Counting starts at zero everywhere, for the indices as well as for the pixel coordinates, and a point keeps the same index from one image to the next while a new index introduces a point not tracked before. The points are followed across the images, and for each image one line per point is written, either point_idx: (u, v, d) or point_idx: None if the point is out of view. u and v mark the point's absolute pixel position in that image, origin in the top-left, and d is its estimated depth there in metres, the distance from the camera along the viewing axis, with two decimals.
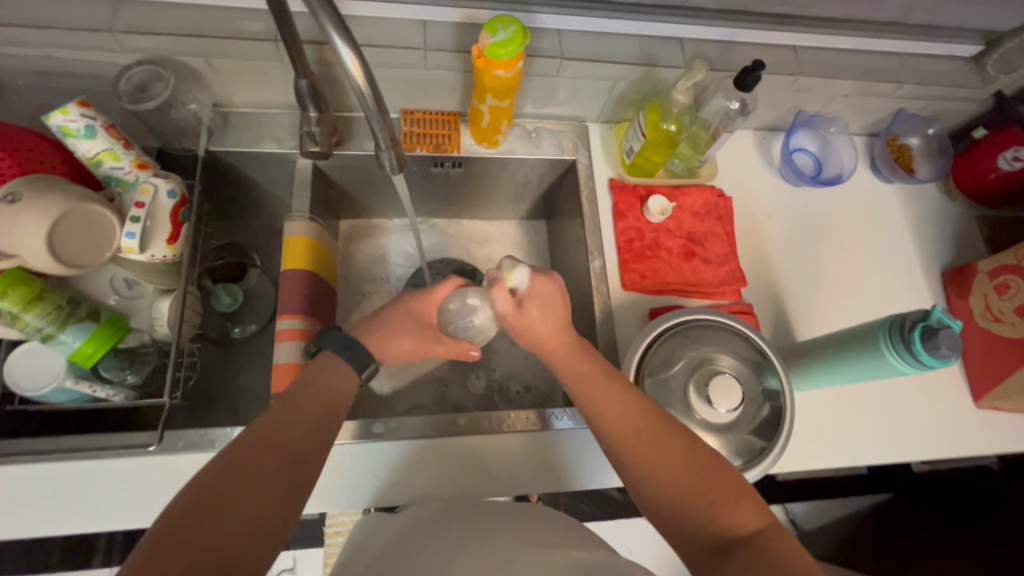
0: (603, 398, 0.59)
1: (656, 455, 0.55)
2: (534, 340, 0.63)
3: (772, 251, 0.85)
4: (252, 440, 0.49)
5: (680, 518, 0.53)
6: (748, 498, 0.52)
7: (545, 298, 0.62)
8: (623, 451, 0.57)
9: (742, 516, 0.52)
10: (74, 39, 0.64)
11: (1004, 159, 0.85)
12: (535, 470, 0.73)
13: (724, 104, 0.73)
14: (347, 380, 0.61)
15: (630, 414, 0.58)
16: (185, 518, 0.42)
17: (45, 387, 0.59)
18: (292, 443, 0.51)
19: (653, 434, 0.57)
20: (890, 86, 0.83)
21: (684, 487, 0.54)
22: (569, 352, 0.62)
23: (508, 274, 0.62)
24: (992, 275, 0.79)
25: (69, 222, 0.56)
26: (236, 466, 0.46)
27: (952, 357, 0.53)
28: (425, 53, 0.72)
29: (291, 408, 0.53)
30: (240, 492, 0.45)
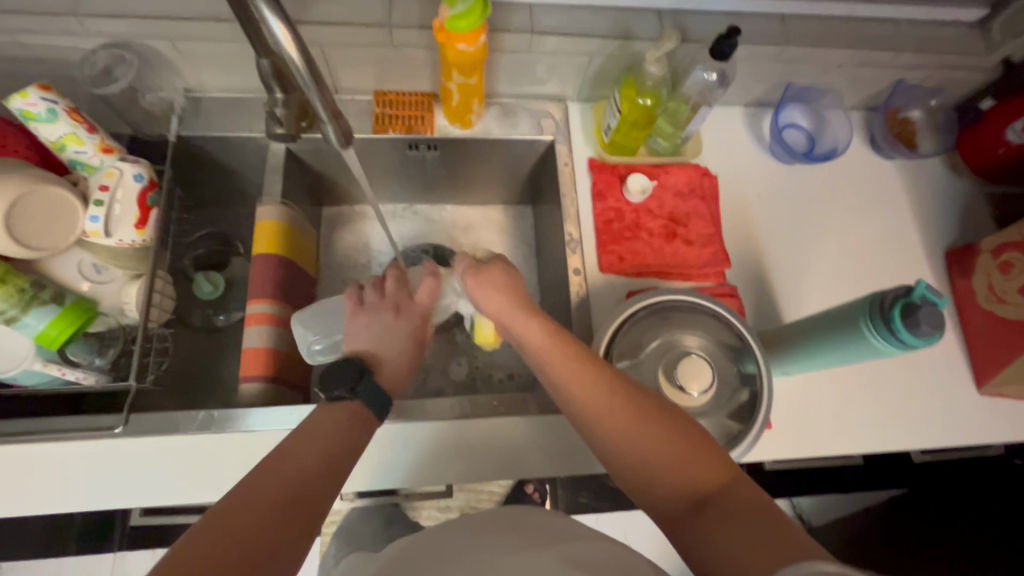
0: (562, 362, 0.56)
1: (619, 416, 0.52)
2: (488, 304, 0.65)
3: (760, 231, 0.82)
4: (262, 475, 0.45)
5: (647, 477, 0.49)
6: (720, 455, 0.48)
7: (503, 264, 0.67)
8: (586, 415, 0.54)
9: (712, 471, 0.47)
10: (38, 23, 0.64)
11: (1013, 132, 0.79)
12: (500, 459, 0.70)
13: (703, 76, 0.70)
14: (352, 412, 0.55)
15: (593, 379, 0.54)
16: (198, 546, 0.38)
17: (14, 369, 0.60)
18: (302, 478, 0.46)
19: (617, 397, 0.53)
20: (886, 54, 0.79)
21: (650, 446, 0.50)
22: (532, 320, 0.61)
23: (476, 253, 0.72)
24: (995, 253, 0.75)
25: (28, 205, 0.57)
26: (248, 499, 0.43)
27: (934, 335, 0.50)
28: (390, 30, 0.70)
29: (302, 442, 0.49)
30: (248, 517, 0.41)
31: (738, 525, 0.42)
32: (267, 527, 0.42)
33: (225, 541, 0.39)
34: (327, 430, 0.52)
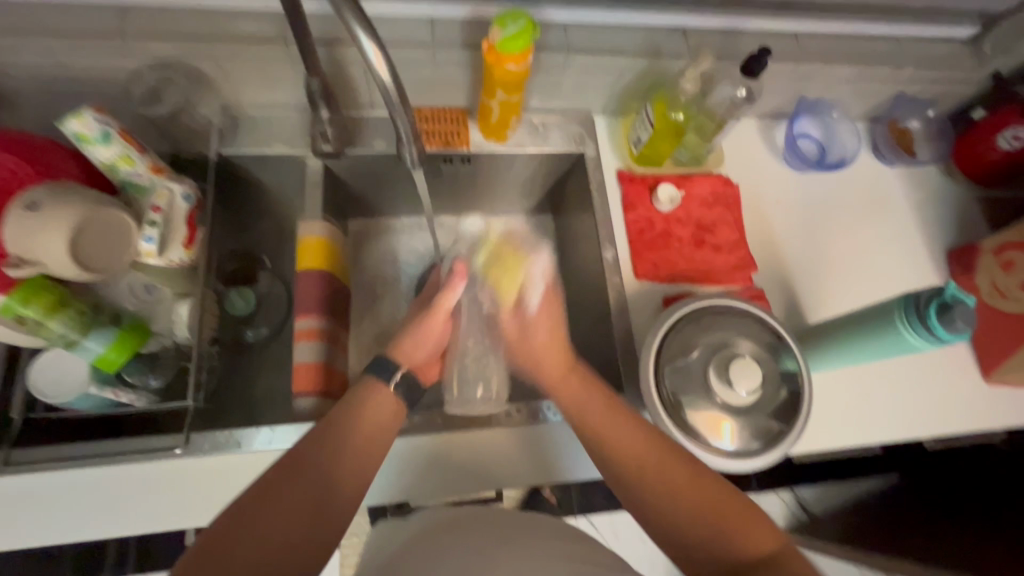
0: (608, 422, 0.61)
1: (669, 482, 0.57)
2: (531, 355, 0.69)
3: (780, 236, 0.86)
4: (298, 451, 0.53)
5: (686, 541, 0.55)
6: (758, 519, 0.54)
7: (549, 319, 0.70)
8: (635, 484, 0.58)
9: (752, 538, 0.53)
10: (85, 46, 0.64)
11: (1003, 138, 0.86)
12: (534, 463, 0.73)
13: (731, 92, 0.75)
14: (396, 403, 0.61)
15: (635, 440, 0.59)
16: (240, 514, 0.48)
17: (70, 395, 0.60)
18: (334, 461, 0.53)
19: (658, 459, 0.57)
20: (889, 70, 0.84)
21: (691, 509, 0.55)
22: (560, 366, 0.66)
23: (499, 280, 0.70)
24: (998, 253, 0.81)
25: (91, 229, 0.56)
26: (281, 472, 0.51)
27: (966, 330, 0.54)
28: (433, 50, 0.72)
29: (340, 432, 0.55)
30: (284, 494, 0.50)
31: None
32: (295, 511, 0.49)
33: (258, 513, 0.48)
34: (361, 417, 0.57)
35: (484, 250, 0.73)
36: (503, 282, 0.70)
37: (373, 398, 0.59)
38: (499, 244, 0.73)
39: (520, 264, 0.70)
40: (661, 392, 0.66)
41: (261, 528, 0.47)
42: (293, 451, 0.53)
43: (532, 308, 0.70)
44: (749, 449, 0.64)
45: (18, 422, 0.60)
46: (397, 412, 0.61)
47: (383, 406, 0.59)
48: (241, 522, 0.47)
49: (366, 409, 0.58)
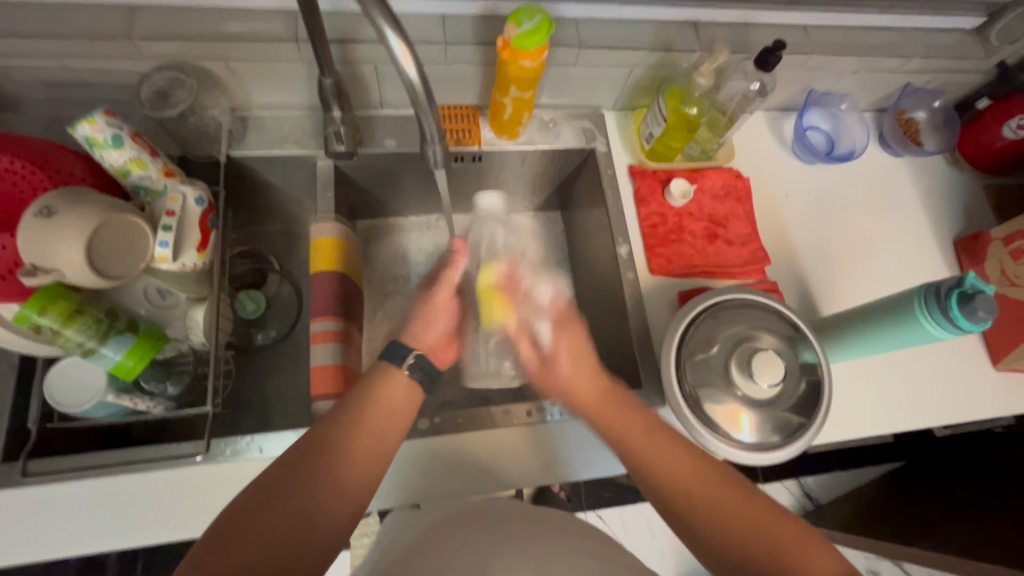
0: (652, 448, 0.61)
1: (721, 504, 0.56)
2: (563, 388, 0.69)
3: (790, 228, 0.87)
4: (308, 446, 0.51)
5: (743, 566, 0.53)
6: (817, 546, 0.53)
7: (568, 338, 0.71)
8: (686, 507, 0.57)
9: (806, 557, 0.52)
10: (92, 48, 0.63)
11: (1008, 129, 0.87)
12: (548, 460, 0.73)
13: (743, 86, 0.75)
14: (407, 390, 0.59)
15: (680, 462, 0.59)
16: (243, 508, 0.47)
17: (86, 403, 0.58)
18: (343, 456, 0.51)
19: (705, 483, 0.58)
20: (898, 60, 0.85)
21: (744, 532, 0.54)
22: (601, 403, 0.66)
23: (493, 314, 0.74)
24: (1007, 241, 0.81)
25: (107, 234, 0.55)
26: (289, 467, 0.50)
27: (988, 320, 0.55)
28: (445, 47, 0.71)
29: (352, 429, 0.53)
30: (291, 490, 0.48)
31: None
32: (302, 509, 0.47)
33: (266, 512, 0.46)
34: (374, 412, 0.56)
35: (481, 281, 0.75)
36: (488, 320, 0.74)
37: (385, 392, 0.58)
38: (491, 274, 0.75)
39: (505, 303, 0.74)
40: (682, 386, 0.66)
41: (266, 525, 0.46)
42: (302, 444, 0.51)
43: (546, 339, 0.72)
44: (769, 441, 0.64)
45: (34, 432, 0.58)
46: (408, 404, 0.59)
47: (393, 400, 0.58)
48: (244, 519, 0.46)
49: (378, 404, 0.56)
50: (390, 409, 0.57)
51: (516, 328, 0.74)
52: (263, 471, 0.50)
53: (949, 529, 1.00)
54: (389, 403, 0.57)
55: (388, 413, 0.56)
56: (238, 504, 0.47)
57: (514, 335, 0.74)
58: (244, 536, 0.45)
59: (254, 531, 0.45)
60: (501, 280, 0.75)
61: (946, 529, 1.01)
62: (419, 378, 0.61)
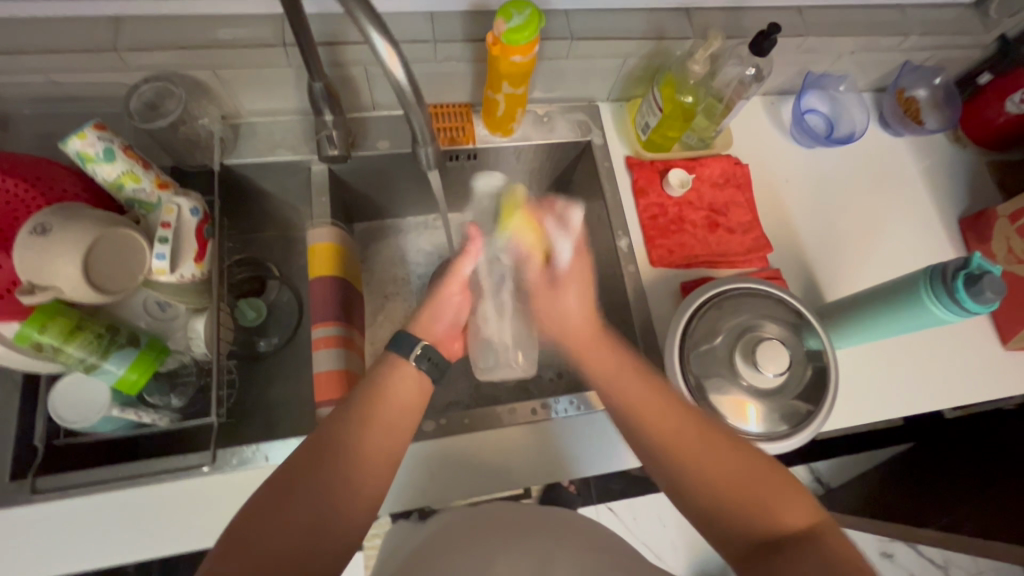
0: (637, 393, 0.59)
1: (712, 466, 0.54)
2: (560, 321, 0.67)
3: (792, 213, 0.86)
4: (313, 446, 0.50)
5: (711, 509, 0.54)
6: (796, 497, 0.52)
7: (580, 278, 0.68)
8: (670, 457, 0.56)
9: (791, 515, 0.51)
10: (79, 61, 0.62)
11: (1011, 103, 0.85)
12: (554, 456, 0.73)
13: (739, 71, 0.74)
14: (417, 382, 0.58)
15: (664, 410, 0.58)
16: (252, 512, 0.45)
17: (92, 419, 0.59)
18: (353, 447, 0.51)
19: (687, 431, 0.56)
20: (896, 39, 0.83)
21: (720, 479, 0.54)
22: (597, 340, 0.64)
23: (510, 222, 0.72)
24: (1013, 218, 0.80)
25: (103, 248, 0.55)
26: (300, 464, 0.48)
27: (995, 301, 0.54)
28: (435, 45, 0.71)
29: (360, 418, 0.53)
30: (297, 483, 0.47)
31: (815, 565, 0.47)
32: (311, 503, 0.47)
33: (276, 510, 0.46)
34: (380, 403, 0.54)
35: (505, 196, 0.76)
36: (508, 225, 0.72)
37: (392, 382, 0.56)
38: (517, 199, 0.75)
39: (525, 210, 0.72)
40: (686, 378, 0.65)
41: (277, 522, 0.45)
42: (308, 446, 0.50)
43: (564, 260, 0.68)
44: (777, 431, 0.64)
45: (43, 449, 0.59)
46: (420, 398, 0.58)
47: (403, 392, 0.56)
48: (254, 522, 0.45)
49: (388, 395, 0.55)
50: (400, 399, 0.56)
51: (535, 243, 0.69)
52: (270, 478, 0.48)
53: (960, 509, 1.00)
54: (401, 398, 0.56)
55: (397, 403, 0.55)
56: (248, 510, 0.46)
57: (525, 255, 0.70)
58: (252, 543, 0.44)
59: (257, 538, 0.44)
60: (525, 198, 0.75)
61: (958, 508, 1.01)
62: (426, 367, 0.59)
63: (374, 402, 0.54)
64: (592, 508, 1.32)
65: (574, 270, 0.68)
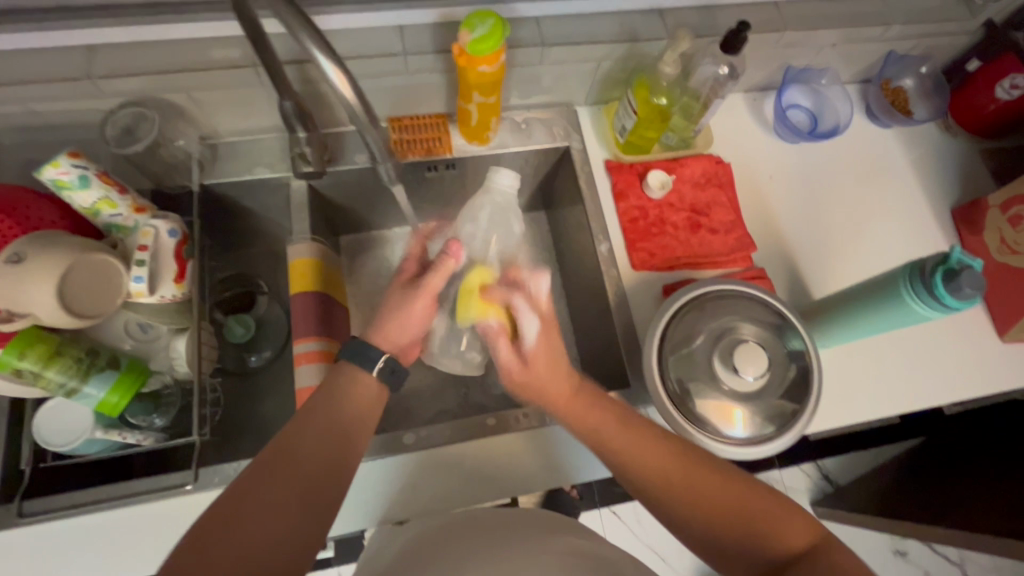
0: (632, 444, 0.57)
1: (705, 493, 0.54)
2: (537, 393, 0.62)
3: (777, 211, 0.85)
4: (267, 459, 0.50)
5: (722, 546, 0.53)
6: (793, 511, 0.53)
7: (552, 354, 0.61)
8: (672, 502, 0.55)
9: (793, 529, 0.52)
10: (54, 90, 0.64)
11: (1001, 90, 0.83)
12: (547, 463, 0.73)
13: (713, 70, 0.73)
14: (375, 393, 0.59)
15: (659, 458, 0.56)
16: (209, 527, 0.45)
17: (75, 441, 0.60)
18: (313, 459, 0.51)
19: (688, 474, 0.55)
20: (878, 29, 0.81)
21: (723, 510, 0.53)
22: (581, 408, 0.60)
23: (472, 310, 0.64)
24: (1004, 208, 0.79)
25: (78, 275, 0.56)
26: (256, 476, 0.49)
27: (975, 296, 0.52)
28: (405, 58, 0.71)
29: (315, 426, 0.53)
30: (257, 495, 0.48)
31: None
32: (277, 514, 0.47)
33: (239, 526, 0.46)
34: (335, 409, 0.55)
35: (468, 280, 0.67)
36: (467, 316, 0.65)
37: (346, 387, 0.58)
38: (484, 278, 0.67)
39: (493, 301, 0.63)
40: (667, 384, 0.64)
41: (235, 537, 0.45)
42: (263, 459, 0.50)
43: (530, 341, 0.61)
44: (762, 434, 0.63)
45: (29, 472, 0.60)
46: (375, 406, 0.59)
47: (362, 401, 0.58)
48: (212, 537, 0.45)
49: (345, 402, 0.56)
50: (357, 407, 0.57)
51: (503, 326, 0.63)
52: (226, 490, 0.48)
53: (967, 506, 0.98)
54: (355, 407, 0.57)
55: (352, 410, 0.56)
56: (201, 524, 0.45)
57: (496, 332, 0.62)
58: (215, 559, 0.43)
59: (220, 550, 0.44)
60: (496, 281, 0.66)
61: (964, 505, 0.99)
62: (387, 380, 0.60)
63: (327, 408, 0.55)
64: (595, 513, 1.31)
65: (543, 348, 0.61)
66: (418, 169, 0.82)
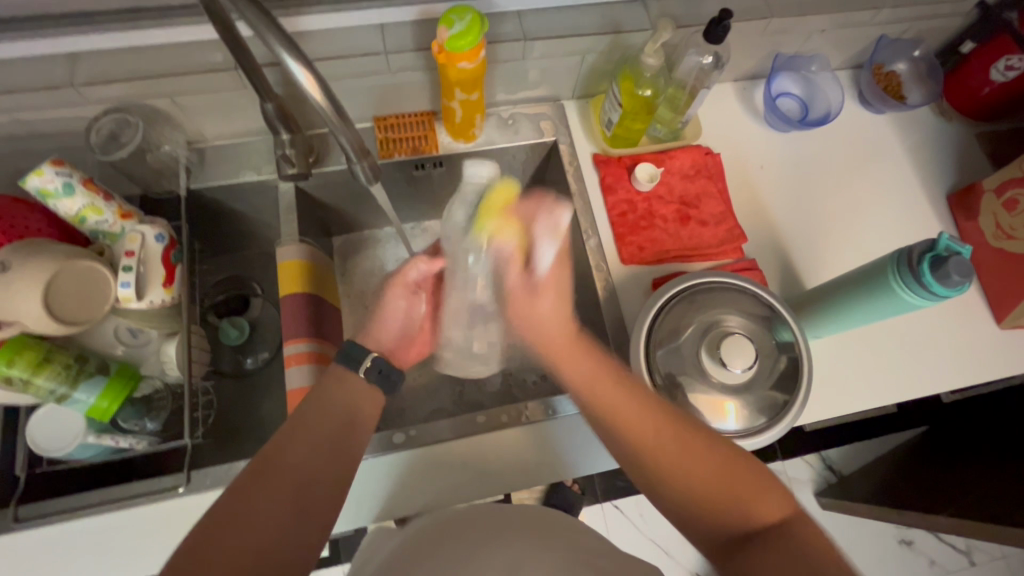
0: (611, 394, 0.57)
1: (676, 457, 0.53)
2: (535, 324, 0.63)
3: (769, 201, 0.84)
4: (258, 470, 0.49)
5: (693, 507, 0.53)
6: (771, 488, 0.52)
7: (557, 287, 0.63)
8: (645, 455, 0.55)
9: (765, 503, 0.51)
10: (38, 99, 0.64)
11: (997, 71, 0.82)
12: (544, 457, 0.73)
13: (698, 60, 0.72)
14: (368, 395, 0.58)
15: (635, 411, 0.56)
16: (201, 536, 0.45)
17: (68, 446, 0.60)
18: (303, 463, 0.51)
19: (662, 429, 0.55)
20: (867, 13, 0.80)
21: (697, 473, 0.53)
22: (572, 349, 0.61)
23: (488, 226, 0.59)
24: (999, 192, 0.77)
25: (63, 281, 0.57)
26: (248, 489, 0.48)
27: (964, 283, 0.52)
28: (386, 57, 0.70)
29: (307, 436, 0.52)
30: (248, 507, 0.47)
31: (783, 556, 0.46)
32: (271, 526, 0.47)
33: (235, 540, 0.45)
34: (328, 416, 0.55)
35: (490, 195, 0.59)
36: (486, 229, 0.60)
37: (338, 390, 0.57)
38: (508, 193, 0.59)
39: (513, 222, 0.59)
40: (654, 378, 0.64)
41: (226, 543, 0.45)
42: (253, 468, 0.49)
43: (544, 268, 0.62)
44: (753, 426, 0.62)
45: (24, 477, 0.61)
46: (367, 407, 0.58)
47: (354, 404, 0.57)
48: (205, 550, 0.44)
49: (339, 407, 0.56)
50: (350, 411, 0.56)
51: (518, 248, 0.61)
52: (215, 503, 0.47)
53: (971, 496, 0.96)
54: (344, 407, 0.56)
55: (343, 410, 0.56)
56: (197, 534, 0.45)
57: (507, 257, 0.61)
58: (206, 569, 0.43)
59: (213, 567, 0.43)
60: (517, 201, 0.60)
61: (969, 494, 0.97)
62: (376, 381, 0.59)
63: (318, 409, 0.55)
64: (598, 508, 1.31)
65: (551, 280, 0.63)
66: (405, 168, 0.81)
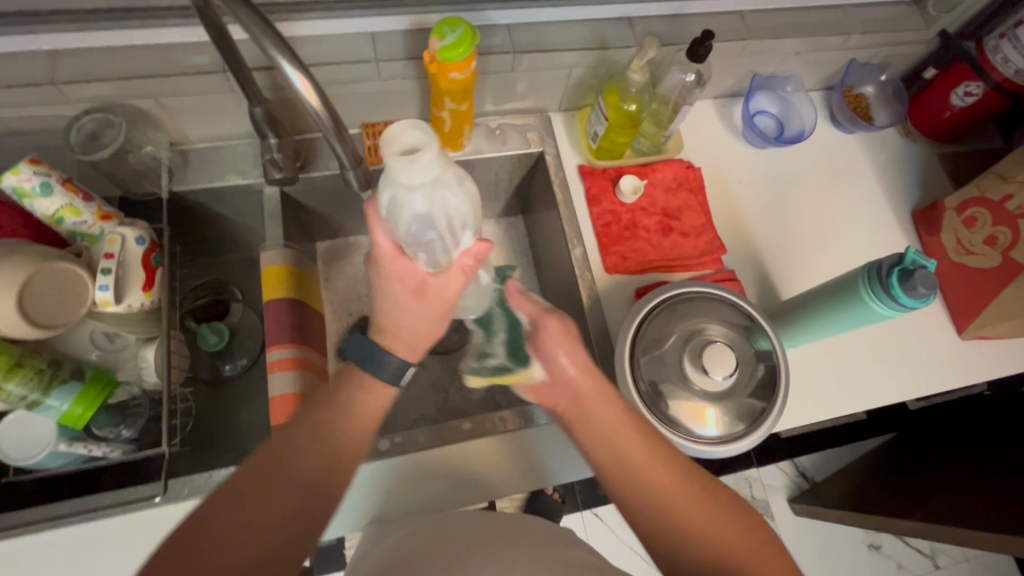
0: (630, 442, 0.56)
1: (692, 511, 0.53)
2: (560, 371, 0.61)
3: (747, 214, 0.87)
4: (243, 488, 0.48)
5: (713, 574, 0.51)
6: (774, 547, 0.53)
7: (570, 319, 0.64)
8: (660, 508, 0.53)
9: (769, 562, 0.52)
10: (16, 96, 0.63)
11: (956, 96, 0.87)
12: (533, 464, 0.73)
13: (681, 77, 0.75)
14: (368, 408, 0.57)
15: (656, 462, 0.55)
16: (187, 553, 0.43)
17: (38, 455, 0.58)
18: (297, 483, 0.50)
19: (678, 480, 0.54)
20: (839, 39, 0.84)
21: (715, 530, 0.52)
22: (602, 396, 0.59)
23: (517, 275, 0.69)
24: (960, 210, 0.81)
25: (39, 284, 0.55)
26: (233, 502, 0.47)
27: (929, 294, 0.55)
28: (377, 64, 0.71)
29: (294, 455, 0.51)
30: (230, 524, 0.46)
31: None
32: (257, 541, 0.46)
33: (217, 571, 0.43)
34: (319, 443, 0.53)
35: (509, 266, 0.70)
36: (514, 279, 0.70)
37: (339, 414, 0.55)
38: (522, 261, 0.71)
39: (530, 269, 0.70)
40: (638, 385, 0.65)
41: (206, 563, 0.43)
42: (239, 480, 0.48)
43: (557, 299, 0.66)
44: (732, 432, 0.64)
45: None
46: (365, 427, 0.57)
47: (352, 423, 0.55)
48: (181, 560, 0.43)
49: (343, 444, 0.53)
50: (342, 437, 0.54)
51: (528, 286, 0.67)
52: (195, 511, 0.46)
53: (938, 499, 1.00)
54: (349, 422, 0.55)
55: (341, 432, 0.54)
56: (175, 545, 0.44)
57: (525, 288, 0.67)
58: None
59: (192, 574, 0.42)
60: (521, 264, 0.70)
61: (935, 499, 1.01)
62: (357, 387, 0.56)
63: (318, 434, 0.53)
64: (577, 516, 1.31)
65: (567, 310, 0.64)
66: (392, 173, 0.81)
